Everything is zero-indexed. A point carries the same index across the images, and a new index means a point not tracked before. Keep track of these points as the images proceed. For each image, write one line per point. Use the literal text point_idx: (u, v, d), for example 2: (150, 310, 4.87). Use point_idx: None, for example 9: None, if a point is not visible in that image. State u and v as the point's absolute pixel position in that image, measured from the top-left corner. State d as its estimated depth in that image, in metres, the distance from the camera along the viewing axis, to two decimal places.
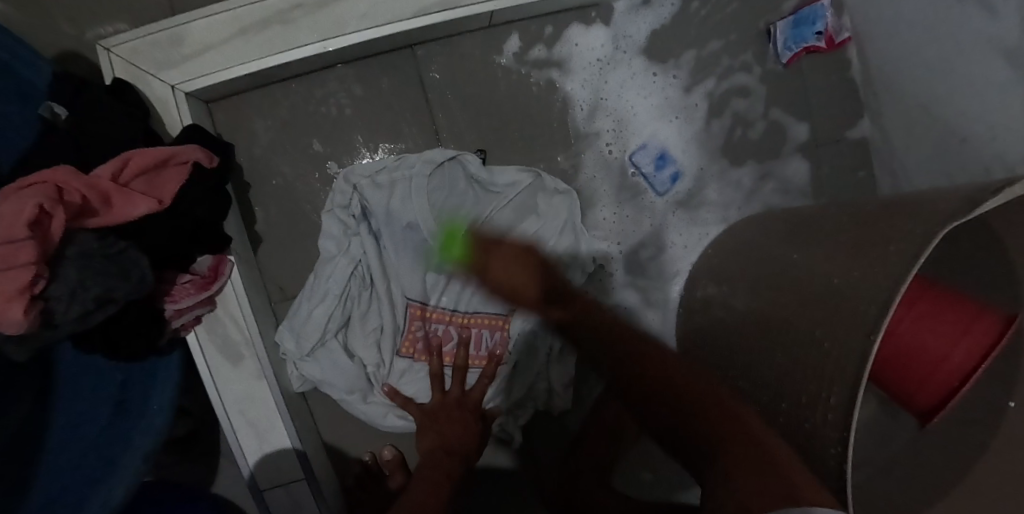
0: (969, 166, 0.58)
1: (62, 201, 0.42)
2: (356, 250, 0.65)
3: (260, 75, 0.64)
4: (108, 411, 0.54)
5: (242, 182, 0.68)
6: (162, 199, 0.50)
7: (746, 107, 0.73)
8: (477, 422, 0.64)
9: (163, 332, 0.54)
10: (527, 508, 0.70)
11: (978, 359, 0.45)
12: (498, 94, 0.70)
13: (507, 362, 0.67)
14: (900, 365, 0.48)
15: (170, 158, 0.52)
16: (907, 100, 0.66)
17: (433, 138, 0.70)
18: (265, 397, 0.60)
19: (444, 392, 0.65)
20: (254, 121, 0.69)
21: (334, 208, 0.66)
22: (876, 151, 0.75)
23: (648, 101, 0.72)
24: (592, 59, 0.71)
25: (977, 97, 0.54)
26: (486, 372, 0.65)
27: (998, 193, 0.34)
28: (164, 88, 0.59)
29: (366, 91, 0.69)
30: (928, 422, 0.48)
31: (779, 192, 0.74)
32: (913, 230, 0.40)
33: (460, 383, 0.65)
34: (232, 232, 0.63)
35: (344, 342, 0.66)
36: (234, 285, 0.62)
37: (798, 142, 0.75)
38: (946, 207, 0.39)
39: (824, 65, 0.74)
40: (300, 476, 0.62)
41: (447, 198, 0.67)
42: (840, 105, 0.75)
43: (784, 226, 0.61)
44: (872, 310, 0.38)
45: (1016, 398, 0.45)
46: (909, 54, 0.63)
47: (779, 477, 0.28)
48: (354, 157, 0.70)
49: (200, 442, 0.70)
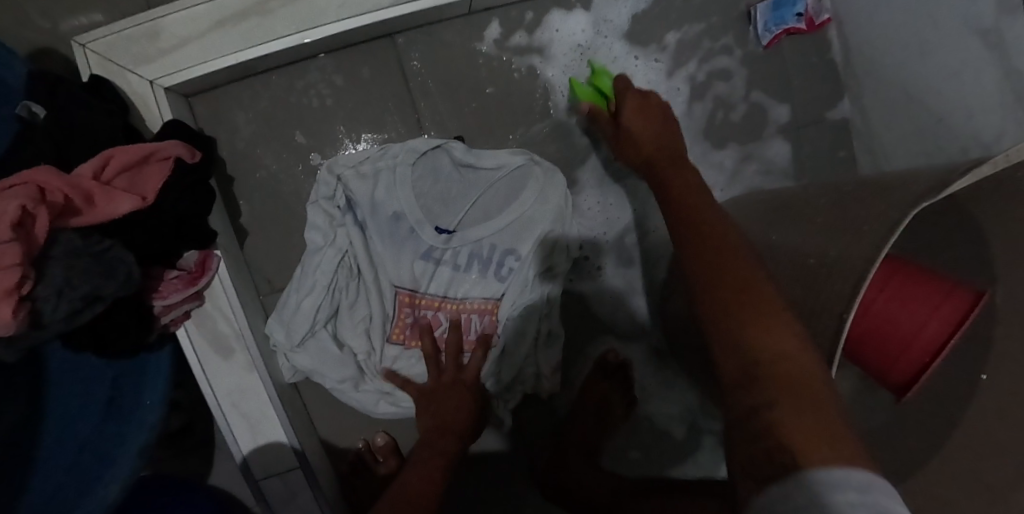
0: (947, 146, 0.60)
1: (44, 201, 0.42)
2: (342, 241, 0.66)
3: (240, 68, 0.64)
4: (101, 408, 0.55)
5: (225, 176, 0.68)
6: (144, 195, 0.50)
7: (728, 90, 0.74)
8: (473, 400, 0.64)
9: (152, 327, 0.54)
10: (520, 487, 0.72)
11: (950, 331, 0.46)
12: (480, 81, 0.70)
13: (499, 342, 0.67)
14: (875, 343, 0.50)
15: (151, 154, 0.52)
16: (885, 81, 0.67)
17: (416, 128, 0.70)
18: (257, 390, 0.61)
19: (438, 372, 0.65)
20: (235, 114, 0.68)
21: (319, 199, 0.66)
22: (854, 131, 0.76)
23: (631, 84, 0.73)
24: (573, 44, 0.71)
25: (955, 77, 0.55)
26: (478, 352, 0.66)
27: (966, 175, 0.35)
28: (143, 84, 0.59)
29: (348, 82, 0.69)
30: (903, 397, 0.49)
31: (761, 174, 0.75)
32: (889, 209, 0.41)
33: (454, 361, 0.65)
34: (217, 227, 0.63)
35: (334, 333, 0.67)
36: (222, 280, 0.62)
37: (779, 124, 0.75)
38: (916, 188, 0.41)
39: (804, 46, 0.75)
40: (295, 465, 0.63)
41: (433, 186, 0.68)
42: (820, 86, 0.76)
43: (767, 206, 0.62)
44: (848, 289, 0.39)
45: (988, 371, 0.48)
46: (888, 36, 0.63)
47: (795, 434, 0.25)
48: (338, 148, 0.70)
49: (195, 434, 0.71)
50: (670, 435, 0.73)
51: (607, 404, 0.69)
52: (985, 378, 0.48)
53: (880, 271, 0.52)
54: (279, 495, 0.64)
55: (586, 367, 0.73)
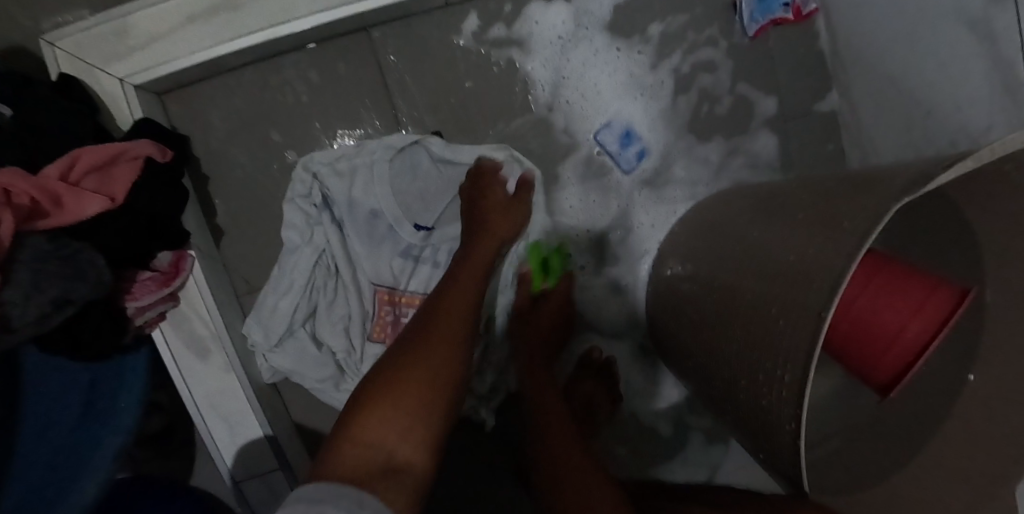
0: (936, 139, 0.59)
1: (9, 204, 0.42)
2: (320, 239, 0.65)
3: (212, 63, 0.62)
4: (77, 411, 0.55)
5: (200, 174, 0.67)
6: (114, 195, 0.50)
7: (713, 82, 0.73)
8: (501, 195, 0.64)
9: (126, 329, 0.54)
10: (504, 487, 0.72)
11: (932, 331, 0.46)
12: (459, 76, 0.69)
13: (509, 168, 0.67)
14: (856, 342, 0.49)
15: (121, 153, 0.51)
16: (873, 71, 0.66)
17: (394, 123, 0.69)
18: (235, 391, 0.60)
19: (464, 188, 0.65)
20: (209, 112, 0.67)
21: (295, 197, 0.65)
22: (844, 123, 0.75)
23: (612, 77, 0.71)
24: (553, 37, 0.70)
25: (943, 69, 0.54)
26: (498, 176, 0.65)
27: (946, 170, 0.31)
28: (112, 82, 0.58)
29: (323, 76, 0.68)
30: (887, 396, 0.49)
31: (747, 167, 0.74)
32: (868, 206, 0.40)
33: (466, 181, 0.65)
34: (191, 227, 0.62)
35: (312, 332, 0.66)
36: (197, 280, 0.61)
37: (766, 116, 0.74)
38: (899, 182, 0.39)
39: (791, 37, 0.73)
40: (274, 465, 0.62)
41: (411, 183, 0.67)
42: (807, 77, 0.74)
43: (751, 201, 0.61)
44: (825, 288, 0.39)
45: (976, 371, 0.47)
46: (877, 27, 0.62)
47: None
48: (315, 146, 0.68)
49: (177, 435, 0.71)
50: (656, 431, 0.74)
51: (592, 402, 0.69)
52: (974, 377, 0.47)
53: (863, 268, 0.51)
54: (260, 495, 0.63)
55: (570, 365, 0.73)
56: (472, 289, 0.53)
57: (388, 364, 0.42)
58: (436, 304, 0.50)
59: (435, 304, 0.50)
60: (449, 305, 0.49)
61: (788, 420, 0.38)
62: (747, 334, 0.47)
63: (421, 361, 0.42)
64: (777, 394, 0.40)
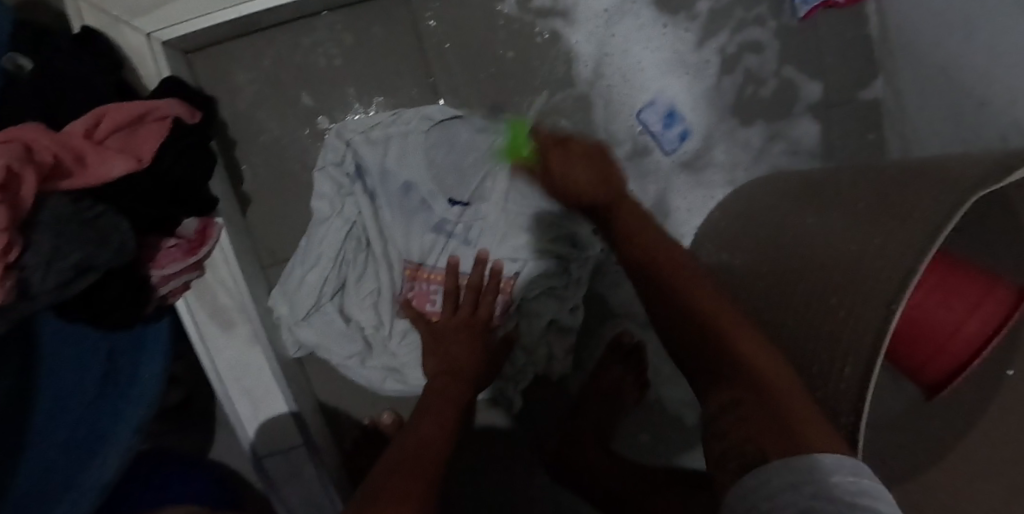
0: (984, 133, 0.57)
1: (31, 160, 0.39)
2: (350, 211, 0.64)
3: (245, 20, 0.60)
4: (95, 381, 0.51)
5: (227, 138, 0.66)
6: (140, 156, 0.46)
7: (759, 63, 0.70)
8: (485, 333, 0.62)
9: (149, 299, 0.51)
10: (526, 471, 0.71)
11: (988, 331, 0.45)
12: (498, 45, 0.67)
13: (513, 297, 0.66)
14: (910, 336, 0.48)
15: (148, 112, 0.48)
16: (923, 62, 0.64)
17: (431, 92, 0.67)
18: (260, 364, 0.58)
19: (454, 310, 0.63)
20: (237, 73, 0.65)
21: (327, 164, 0.63)
22: (886, 112, 0.73)
23: (657, 54, 0.69)
24: (599, 9, 0.68)
25: (998, 58, 0.52)
26: (487, 291, 0.63)
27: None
28: (139, 37, 0.54)
29: (359, 41, 0.66)
30: (935, 396, 0.48)
31: (787, 153, 0.72)
32: (939, 195, 0.39)
33: (469, 304, 0.63)
34: (218, 193, 0.60)
35: (339, 306, 0.65)
36: (223, 249, 0.59)
37: (810, 101, 0.72)
38: (975, 172, 0.38)
39: (840, 20, 0.71)
40: (298, 441, 0.60)
41: (447, 155, 0.65)
42: (856, 63, 0.72)
43: (795, 187, 0.59)
44: (894, 279, 0.37)
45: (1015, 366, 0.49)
46: (931, 17, 0.60)
47: (788, 430, 0.29)
48: (346, 112, 0.67)
49: (195, 408, 0.70)
50: (681, 420, 0.72)
51: (620, 386, 0.68)
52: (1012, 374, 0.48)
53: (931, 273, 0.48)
54: (280, 472, 0.61)
55: (599, 348, 0.71)
56: (440, 425, 0.46)
57: (372, 497, 0.33)
58: (409, 436, 0.43)
59: (410, 434, 0.44)
60: (425, 434, 0.44)
61: (845, 412, 0.36)
62: (793, 318, 0.47)
63: (409, 498, 0.33)
64: (835, 386, 0.38)
